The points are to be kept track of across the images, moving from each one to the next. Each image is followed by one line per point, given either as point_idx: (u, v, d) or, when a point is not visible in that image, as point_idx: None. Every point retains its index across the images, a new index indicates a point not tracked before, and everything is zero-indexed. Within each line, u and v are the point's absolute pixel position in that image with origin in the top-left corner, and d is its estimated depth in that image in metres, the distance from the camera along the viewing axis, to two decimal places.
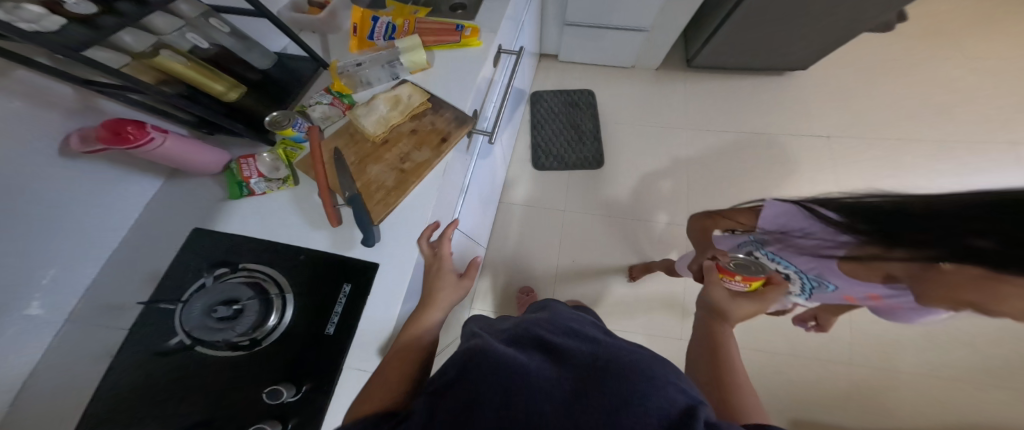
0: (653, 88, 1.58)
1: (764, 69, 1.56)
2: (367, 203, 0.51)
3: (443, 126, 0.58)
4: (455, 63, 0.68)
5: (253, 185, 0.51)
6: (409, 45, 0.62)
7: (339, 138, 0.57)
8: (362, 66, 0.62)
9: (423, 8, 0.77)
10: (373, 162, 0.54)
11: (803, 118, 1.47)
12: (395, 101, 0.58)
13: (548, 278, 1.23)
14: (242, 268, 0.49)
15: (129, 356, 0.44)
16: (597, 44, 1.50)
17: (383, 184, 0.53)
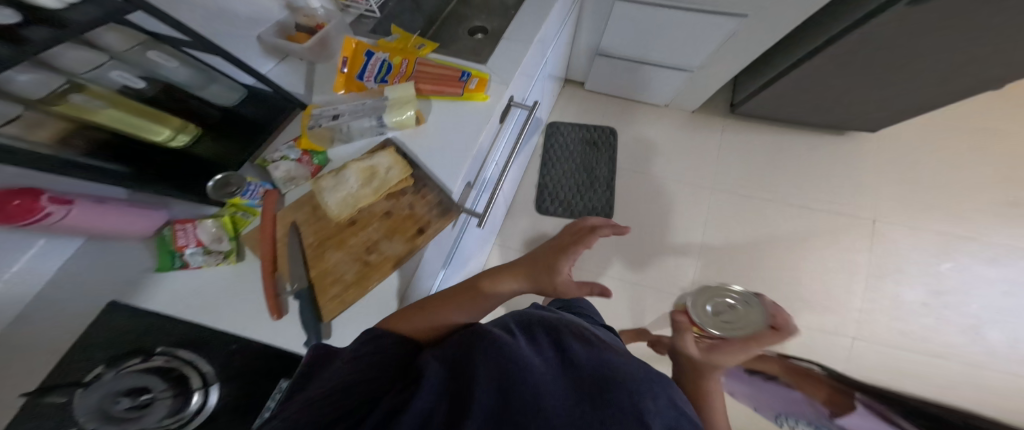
0: (682, 134, 1.47)
1: (816, 125, 1.42)
2: (317, 299, 0.46)
3: (422, 213, 0.52)
4: (452, 119, 0.59)
5: (187, 256, 0.45)
6: (399, 103, 0.54)
7: (300, 210, 0.51)
8: (339, 118, 0.53)
9: (431, 43, 0.68)
10: (334, 247, 0.49)
11: (841, 191, 1.35)
12: (372, 175, 0.52)
13: None
14: (158, 355, 0.42)
15: None
16: (630, 79, 1.39)
17: (340, 277, 0.47)
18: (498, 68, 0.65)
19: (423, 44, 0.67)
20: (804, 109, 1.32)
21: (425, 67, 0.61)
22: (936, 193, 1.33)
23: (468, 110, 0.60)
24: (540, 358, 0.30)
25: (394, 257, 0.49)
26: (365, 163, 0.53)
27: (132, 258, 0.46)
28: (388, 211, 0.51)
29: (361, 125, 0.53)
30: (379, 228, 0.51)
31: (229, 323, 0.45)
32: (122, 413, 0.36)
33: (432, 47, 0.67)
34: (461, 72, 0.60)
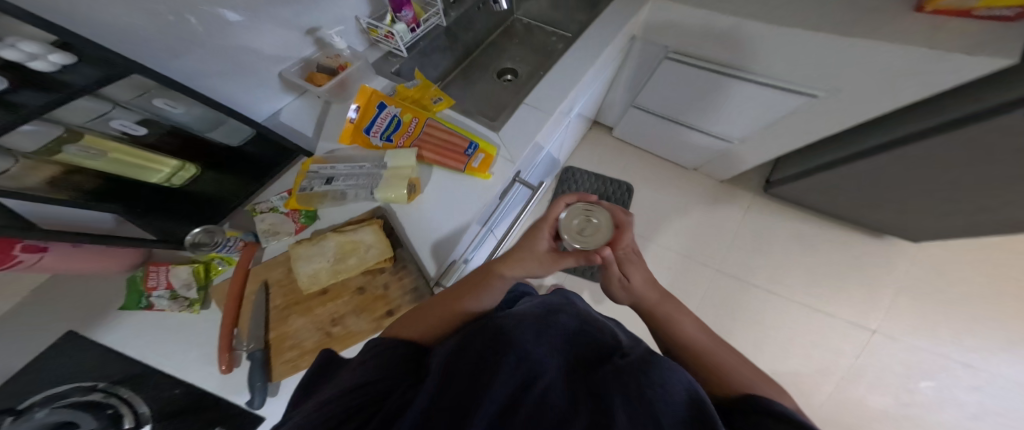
0: (703, 202, 1.40)
1: (855, 225, 1.29)
2: (270, 363, 0.48)
3: (395, 297, 0.54)
4: (449, 195, 0.58)
5: (154, 298, 0.47)
6: (395, 180, 0.53)
7: (276, 269, 0.53)
8: (330, 183, 0.54)
9: (446, 98, 0.66)
10: (300, 313, 0.51)
11: (870, 303, 1.22)
12: (353, 249, 0.54)
13: None
14: (101, 389, 0.43)
15: None
16: (662, 137, 1.32)
17: (301, 345, 0.50)
18: (509, 142, 0.63)
19: (440, 100, 0.67)
20: (847, 206, 1.20)
21: (433, 130, 0.60)
22: (977, 340, 1.15)
23: (467, 187, 0.58)
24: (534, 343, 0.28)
25: (355, 336, 0.51)
26: (350, 237, 0.54)
27: (100, 291, 0.48)
28: (363, 288, 0.54)
29: (354, 191, 0.55)
30: (349, 303, 0.53)
31: (173, 366, 0.46)
32: None
33: (447, 105, 0.66)
34: (468, 143, 0.58)
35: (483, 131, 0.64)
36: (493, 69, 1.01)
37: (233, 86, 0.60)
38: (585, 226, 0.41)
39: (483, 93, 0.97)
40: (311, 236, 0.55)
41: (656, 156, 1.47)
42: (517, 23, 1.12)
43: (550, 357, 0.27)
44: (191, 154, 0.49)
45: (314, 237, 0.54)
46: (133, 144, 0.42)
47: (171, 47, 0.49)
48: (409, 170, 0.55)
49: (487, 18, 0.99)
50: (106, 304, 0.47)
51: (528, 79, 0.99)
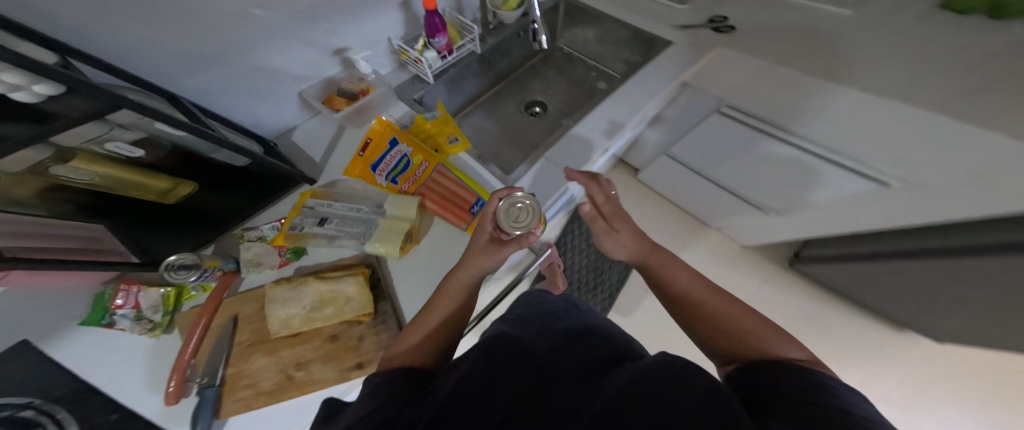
0: (720, 264, 1.31)
1: (892, 322, 1.15)
2: (222, 399, 0.46)
3: (367, 348, 0.51)
4: (446, 251, 0.59)
5: (116, 319, 0.47)
6: (384, 237, 0.55)
7: (251, 303, 0.53)
8: (322, 226, 0.56)
9: (464, 140, 0.65)
10: (265, 351, 0.50)
11: (897, 416, 1.07)
12: (332, 298, 0.54)
13: None
14: (30, 408, 0.42)
15: None
16: (686, 191, 1.25)
17: (257, 388, 0.48)
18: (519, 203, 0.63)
19: (457, 139, 0.66)
20: (886, 302, 1.07)
21: (439, 179, 0.62)
22: None
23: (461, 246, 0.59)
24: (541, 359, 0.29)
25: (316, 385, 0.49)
26: (331, 285, 0.54)
27: (63, 304, 0.48)
28: (335, 335, 0.52)
29: (349, 235, 0.57)
30: (318, 348, 0.51)
31: (119, 389, 0.45)
32: None
33: (462, 146, 0.64)
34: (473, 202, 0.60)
35: (492, 182, 0.64)
36: (518, 102, 1.01)
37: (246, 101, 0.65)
38: (511, 216, 0.47)
39: (503, 125, 0.97)
40: (294, 277, 0.56)
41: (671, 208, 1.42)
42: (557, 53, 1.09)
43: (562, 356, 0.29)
44: (189, 172, 0.50)
45: (294, 280, 0.55)
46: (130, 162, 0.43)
47: (193, 64, 0.55)
48: (406, 224, 0.57)
49: (525, 49, 0.98)
50: (66, 317, 0.48)
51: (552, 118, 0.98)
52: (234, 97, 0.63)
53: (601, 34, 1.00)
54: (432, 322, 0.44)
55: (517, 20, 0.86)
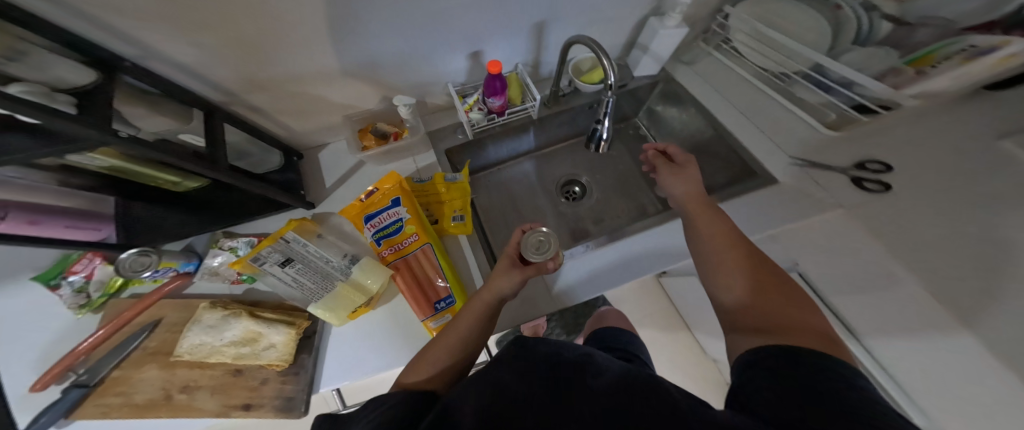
0: None
1: None
2: (87, 399, 0.50)
3: (264, 394, 0.52)
4: (387, 326, 0.58)
5: (64, 282, 0.59)
6: (333, 299, 0.56)
7: (180, 310, 0.57)
8: (282, 267, 0.57)
9: (468, 225, 0.68)
10: (160, 363, 0.52)
11: None
12: (256, 341, 0.53)
13: None
14: None
15: None
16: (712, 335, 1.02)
17: (128, 399, 0.50)
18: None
19: (464, 217, 0.68)
20: None
21: (419, 259, 0.62)
22: None
23: (408, 337, 0.57)
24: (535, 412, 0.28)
25: (183, 416, 0.50)
26: (260, 329, 0.53)
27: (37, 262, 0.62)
28: (239, 372, 0.53)
29: (305, 287, 0.57)
30: (215, 377, 0.52)
31: (9, 359, 0.57)
32: None
33: (463, 230, 0.68)
34: (444, 296, 0.59)
35: (476, 280, 0.64)
36: (564, 170, 0.92)
37: (290, 116, 0.72)
38: (533, 246, 0.57)
39: (535, 190, 0.90)
40: (233, 303, 0.56)
41: (699, 338, 1.20)
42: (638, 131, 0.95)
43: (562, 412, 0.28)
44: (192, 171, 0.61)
45: (227, 308, 0.54)
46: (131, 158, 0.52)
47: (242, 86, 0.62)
48: (361, 296, 0.57)
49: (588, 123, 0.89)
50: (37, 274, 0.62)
51: (589, 204, 0.87)
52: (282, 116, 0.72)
53: (693, 129, 0.83)
54: (452, 338, 0.48)
55: (594, 92, 0.80)
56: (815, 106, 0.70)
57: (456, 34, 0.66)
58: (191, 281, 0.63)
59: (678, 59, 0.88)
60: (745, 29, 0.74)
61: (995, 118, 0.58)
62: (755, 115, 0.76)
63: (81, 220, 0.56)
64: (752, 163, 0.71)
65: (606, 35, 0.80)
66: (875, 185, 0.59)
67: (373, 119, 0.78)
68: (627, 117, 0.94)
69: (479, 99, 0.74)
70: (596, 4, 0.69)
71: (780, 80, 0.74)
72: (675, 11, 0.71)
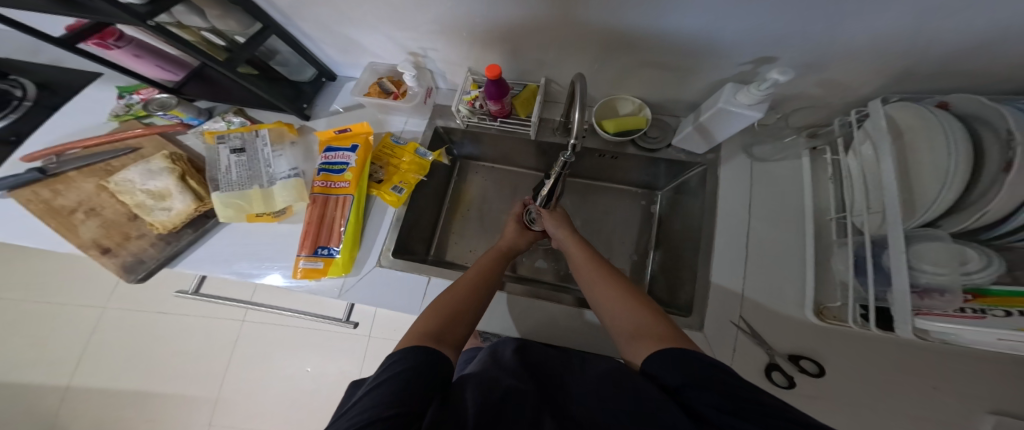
0: None
1: None
2: (26, 186, 0.61)
3: (126, 247, 0.58)
4: (274, 243, 0.61)
5: (126, 97, 0.74)
6: (231, 198, 0.60)
7: (130, 149, 0.67)
8: (232, 153, 0.64)
9: (403, 201, 0.65)
10: (94, 184, 0.63)
11: None
12: (163, 198, 0.61)
13: (285, 365, 1.18)
14: (25, 101, 0.74)
15: (16, 80, 0.76)
16: None
17: (57, 198, 0.61)
18: (366, 282, 0.60)
19: (402, 191, 0.65)
20: None
21: (337, 204, 0.62)
22: None
23: (281, 264, 0.60)
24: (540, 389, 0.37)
25: (70, 235, 0.58)
26: (173, 191, 0.60)
27: (110, 75, 0.80)
28: (134, 218, 0.61)
29: (229, 176, 0.62)
30: (111, 213, 0.60)
31: (42, 130, 0.73)
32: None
33: (393, 202, 0.65)
34: (331, 245, 0.59)
35: (372, 250, 0.62)
36: None
37: (330, 48, 0.72)
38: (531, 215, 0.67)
39: (506, 202, 0.83)
40: (182, 161, 0.64)
41: None
42: (648, 204, 0.81)
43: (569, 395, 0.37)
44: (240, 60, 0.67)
45: (171, 164, 0.62)
46: (212, 46, 0.60)
47: (287, 15, 0.64)
48: (265, 206, 0.62)
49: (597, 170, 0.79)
50: (104, 82, 0.79)
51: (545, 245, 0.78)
52: (320, 45, 0.71)
53: (690, 230, 0.68)
54: (467, 283, 0.51)
55: (617, 143, 0.69)
56: (829, 281, 0.52)
57: (491, 29, 0.59)
58: (187, 132, 0.72)
59: (747, 149, 0.65)
60: (871, 149, 0.47)
61: (991, 412, 0.45)
62: (758, 250, 0.58)
63: (171, 66, 0.66)
64: (718, 305, 0.56)
65: (666, 83, 0.65)
66: (780, 376, 0.50)
67: (395, 75, 0.74)
68: (651, 185, 0.80)
69: (482, 96, 0.67)
70: (656, 54, 0.58)
71: (840, 235, 0.51)
72: (754, 86, 0.49)
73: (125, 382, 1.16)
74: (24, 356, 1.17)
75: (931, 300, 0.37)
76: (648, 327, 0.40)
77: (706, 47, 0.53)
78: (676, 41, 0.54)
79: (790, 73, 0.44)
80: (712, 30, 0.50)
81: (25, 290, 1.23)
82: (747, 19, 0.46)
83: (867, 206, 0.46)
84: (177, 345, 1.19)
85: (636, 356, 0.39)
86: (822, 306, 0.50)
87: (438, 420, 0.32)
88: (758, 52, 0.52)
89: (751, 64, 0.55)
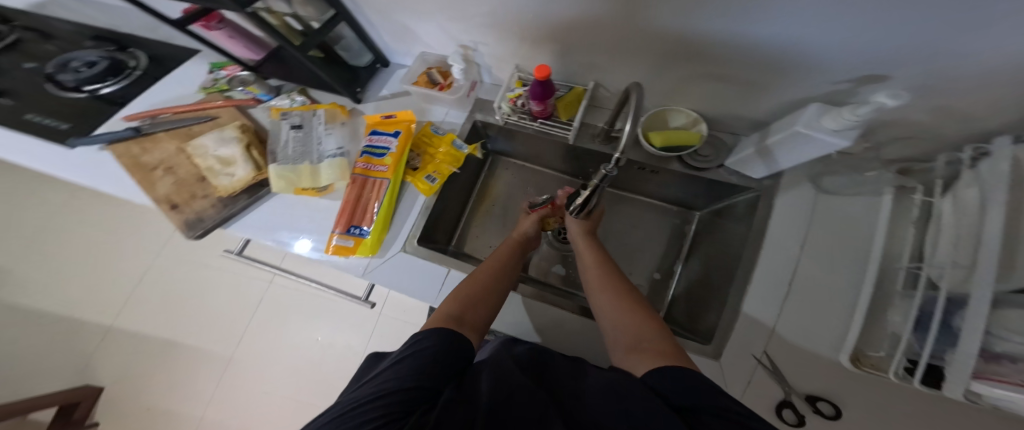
0: None
1: None
2: (122, 142, 0.71)
3: (192, 205, 0.65)
4: (314, 217, 0.66)
5: (213, 72, 0.83)
6: (286, 173, 0.66)
7: (205, 119, 0.75)
8: (291, 128, 0.70)
9: (435, 191, 0.67)
10: (173, 146, 0.71)
11: None
12: (228, 165, 0.68)
13: (303, 328, 1.28)
14: (137, 70, 0.87)
15: (136, 54, 0.89)
16: None
17: (144, 155, 0.70)
18: (390, 265, 0.62)
19: (434, 181, 0.67)
20: None
21: (373, 186, 0.64)
22: None
23: (317, 236, 0.64)
24: (545, 391, 0.34)
25: (148, 188, 0.66)
26: (238, 159, 0.68)
27: (203, 51, 0.90)
28: (201, 180, 0.68)
29: (286, 150, 0.68)
30: (183, 173, 0.68)
31: (143, 95, 0.84)
32: (119, 73, 0.85)
33: (426, 190, 0.66)
34: (363, 225, 0.62)
35: (400, 235, 0.64)
36: None
37: (388, 35, 0.74)
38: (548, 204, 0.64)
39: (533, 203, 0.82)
40: (249, 132, 0.71)
41: None
42: (682, 223, 0.76)
43: (573, 398, 0.34)
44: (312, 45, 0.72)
45: (240, 134, 0.70)
46: (291, 31, 0.66)
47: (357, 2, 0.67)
48: (311, 181, 0.66)
49: (633, 180, 0.75)
50: (197, 57, 0.89)
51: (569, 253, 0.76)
52: (381, 31, 0.74)
53: (727, 255, 0.63)
54: (487, 270, 0.50)
55: (661, 157, 0.65)
56: (877, 331, 0.44)
57: (548, 28, 0.58)
58: (257, 107, 0.79)
59: (814, 178, 0.58)
60: (981, 193, 0.39)
61: None
62: (807, 291, 0.51)
63: (253, 46, 0.74)
64: (750, 342, 0.50)
65: (732, 98, 0.59)
66: (790, 414, 0.46)
67: (444, 67, 0.75)
68: (689, 205, 0.74)
69: (525, 95, 0.66)
70: (730, 65, 0.52)
71: (904, 288, 0.43)
72: (849, 110, 0.40)
73: (180, 322, 1.32)
74: (106, 287, 1.37)
75: (997, 366, 0.33)
76: (647, 341, 0.37)
77: (792, 62, 0.48)
78: (758, 54, 0.49)
79: (904, 97, 0.34)
80: (804, 43, 0.44)
81: (116, 228, 1.44)
82: (853, 32, 0.40)
83: (951, 257, 0.38)
84: (224, 297, 1.33)
85: (633, 368, 0.36)
86: (860, 353, 0.45)
87: (452, 400, 0.30)
88: (857, 71, 0.45)
89: (849, 83, 0.48)
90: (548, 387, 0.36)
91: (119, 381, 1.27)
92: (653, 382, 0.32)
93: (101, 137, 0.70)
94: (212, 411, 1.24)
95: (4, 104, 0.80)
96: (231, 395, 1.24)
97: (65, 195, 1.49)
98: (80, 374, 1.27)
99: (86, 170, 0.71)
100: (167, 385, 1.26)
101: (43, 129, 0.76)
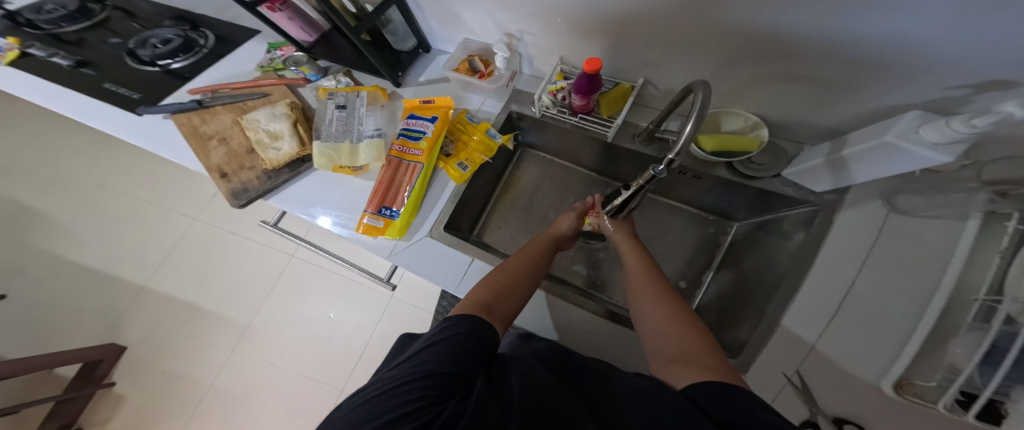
0: None
1: None
2: (185, 113, 0.77)
3: (240, 175, 0.69)
4: (347, 195, 0.67)
5: (270, 52, 0.87)
6: (327, 152, 0.68)
7: (258, 95, 0.79)
8: (336, 108, 0.73)
9: (465, 179, 0.67)
10: (228, 119, 0.76)
11: None
12: (276, 139, 0.71)
13: (325, 301, 1.35)
14: (204, 49, 0.93)
15: (205, 33, 0.96)
16: None
17: (202, 125, 0.75)
18: (415, 249, 0.62)
19: (466, 169, 0.67)
20: None
21: (406, 169, 0.65)
22: None
23: (348, 213, 0.66)
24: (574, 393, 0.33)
25: (203, 157, 0.71)
26: (285, 134, 0.71)
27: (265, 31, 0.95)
28: (251, 152, 0.72)
29: (330, 128, 0.70)
30: (234, 145, 0.72)
31: (206, 71, 0.90)
32: (189, 50, 0.92)
33: (457, 177, 0.66)
34: (393, 207, 0.63)
35: (427, 221, 0.65)
36: None
37: (436, 20, 0.75)
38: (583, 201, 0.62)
39: (561, 199, 0.81)
40: (297, 109, 0.75)
41: None
42: (720, 235, 0.71)
43: (600, 401, 0.32)
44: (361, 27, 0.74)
45: (289, 111, 0.73)
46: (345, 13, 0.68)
47: None
48: (349, 160, 0.68)
49: (671, 185, 0.71)
50: (258, 36, 0.95)
51: (595, 254, 0.73)
52: (429, 17, 0.75)
53: (770, 272, 0.58)
54: (521, 264, 0.49)
55: (707, 162, 0.60)
56: (934, 361, 0.38)
57: (604, 18, 0.55)
58: (305, 86, 0.82)
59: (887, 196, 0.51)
60: None
61: None
62: (865, 320, 0.45)
63: (309, 29, 0.76)
64: (789, 366, 0.46)
65: (806, 101, 0.54)
66: None
67: (488, 56, 0.75)
68: (730, 215, 0.69)
69: (567, 88, 0.65)
70: (812, 68, 0.48)
71: (975, 321, 0.37)
72: (961, 121, 0.34)
73: (218, 286, 1.41)
74: (158, 247, 1.49)
75: None
76: (688, 351, 0.35)
77: (889, 62, 0.42)
78: (845, 52, 0.43)
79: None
80: (913, 39, 0.38)
81: (175, 191, 1.58)
82: (972, 26, 0.34)
83: None
84: (257, 264, 1.43)
85: (670, 378, 0.34)
86: (903, 380, 0.40)
87: (484, 392, 0.29)
88: (977, 75, 0.39)
89: (966, 89, 0.41)
90: (574, 388, 0.34)
91: (156, 337, 1.37)
92: (692, 394, 0.30)
93: (168, 107, 0.75)
94: (233, 368, 1.32)
95: (89, 73, 0.89)
96: (252, 355, 1.32)
97: (135, 160, 1.64)
98: (127, 325, 1.38)
99: (152, 136, 0.77)
100: (197, 339, 1.36)
101: (119, 96, 0.84)
